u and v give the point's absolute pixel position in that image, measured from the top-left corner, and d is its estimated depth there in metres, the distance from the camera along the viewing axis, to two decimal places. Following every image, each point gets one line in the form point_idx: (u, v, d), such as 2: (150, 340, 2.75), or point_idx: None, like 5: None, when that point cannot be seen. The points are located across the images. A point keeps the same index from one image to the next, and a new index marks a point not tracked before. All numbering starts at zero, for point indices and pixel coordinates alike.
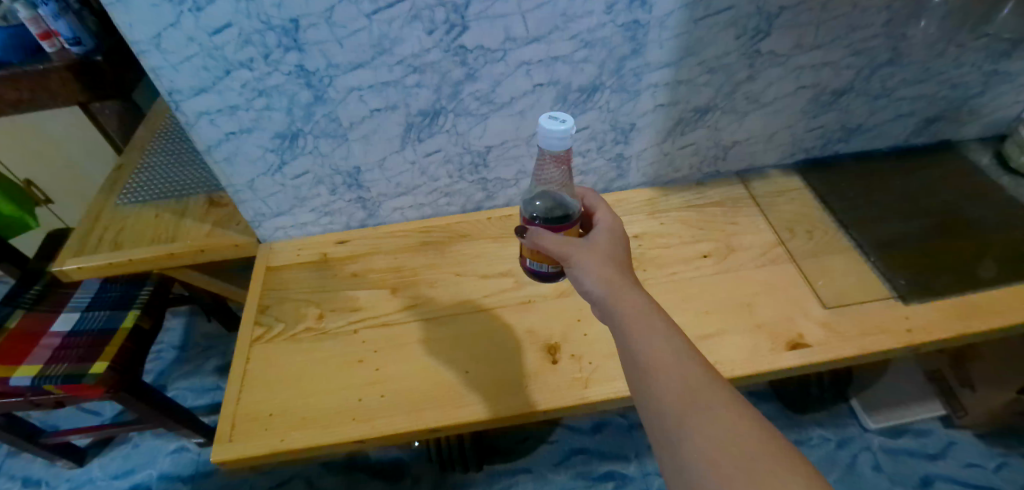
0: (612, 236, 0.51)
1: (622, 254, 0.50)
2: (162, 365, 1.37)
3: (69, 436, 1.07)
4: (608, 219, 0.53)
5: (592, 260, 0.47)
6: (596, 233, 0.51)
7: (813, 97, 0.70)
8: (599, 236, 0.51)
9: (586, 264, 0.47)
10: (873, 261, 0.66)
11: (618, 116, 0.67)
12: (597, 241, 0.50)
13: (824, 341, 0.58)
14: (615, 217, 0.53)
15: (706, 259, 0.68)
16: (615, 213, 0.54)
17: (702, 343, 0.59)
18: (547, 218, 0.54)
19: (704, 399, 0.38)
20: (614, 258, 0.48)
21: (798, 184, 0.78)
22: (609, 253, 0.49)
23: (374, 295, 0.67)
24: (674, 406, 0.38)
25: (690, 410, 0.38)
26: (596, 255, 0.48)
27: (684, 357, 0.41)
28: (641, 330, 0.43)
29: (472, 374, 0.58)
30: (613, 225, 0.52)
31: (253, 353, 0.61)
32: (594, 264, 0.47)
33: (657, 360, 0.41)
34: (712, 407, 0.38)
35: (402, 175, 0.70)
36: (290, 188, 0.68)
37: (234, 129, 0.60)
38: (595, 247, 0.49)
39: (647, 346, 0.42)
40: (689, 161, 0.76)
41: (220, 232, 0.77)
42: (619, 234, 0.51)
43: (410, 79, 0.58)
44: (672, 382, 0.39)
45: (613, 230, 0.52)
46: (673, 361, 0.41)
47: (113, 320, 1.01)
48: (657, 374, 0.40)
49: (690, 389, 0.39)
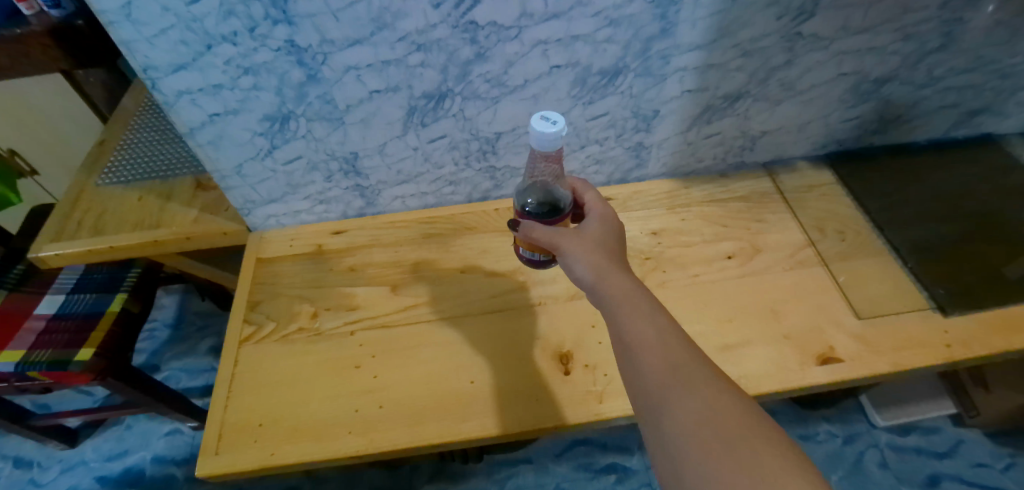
0: (598, 222, 0.49)
1: (614, 241, 0.48)
2: (154, 345, 1.33)
3: (62, 419, 1.05)
4: (598, 208, 0.50)
5: (581, 245, 0.46)
6: (586, 222, 0.49)
7: (852, 85, 0.64)
8: (590, 226, 0.48)
9: (575, 250, 0.45)
10: (910, 266, 0.62)
11: (640, 101, 0.61)
12: (584, 227, 0.48)
13: (856, 355, 0.54)
14: (604, 203, 0.51)
15: (729, 260, 0.63)
16: (604, 199, 0.51)
17: (726, 354, 0.54)
18: (543, 209, 0.50)
19: (690, 379, 0.37)
20: (610, 248, 0.46)
21: (829, 178, 0.72)
22: (601, 241, 0.47)
23: (372, 293, 0.63)
24: (657, 382, 0.38)
25: (672, 386, 0.37)
26: (583, 242, 0.46)
27: (670, 338, 0.40)
28: (630, 313, 0.41)
29: (477, 384, 0.54)
30: (603, 213, 0.50)
31: (240, 356, 0.57)
32: (589, 254, 0.45)
33: (643, 342, 0.40)
34: (693, 383, 0.37)
35: (403, 162, 0.64)
36: (281, 174, 0.63)
37: (219, 111, 0.54)
38: (581, 232, 0.47)
39: (633, 328, 0.41)
40: (714, 151, 0.70)
41: (208, 219, 0.72)
42: (612, 219, 0.49)
43: (414, 58, 0.52)
44: (658, 360, 0.39)
45: (603, 218, 0.49)
46: (658, 343, 0.39)
47: (99, 303, 0.96)
48: (641, 353, 0.39)
49: (672, 365, 0.38)
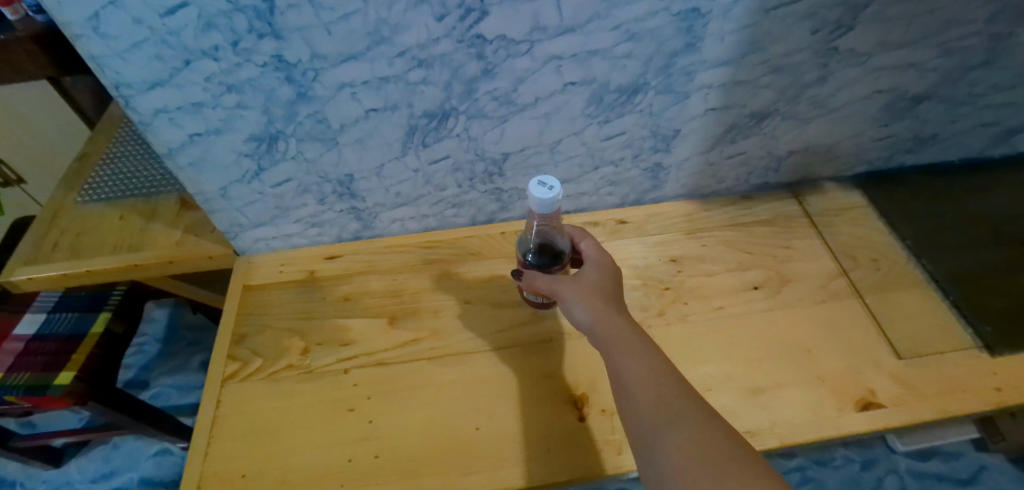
0: (595, 267, 0.51)
1: (612, 288, 0.49)
2: (143, 359, 1.28)
3: (48, 440, 1.01)
4: (594, 254, 0.52)
5: (579, 290, 0.48)
6: (584, 268, 0.51)
7: (888, 102, 0.60)
8: (588, 273, 0.50)
9: (573, 295, 0.48)
10: (952, 299, 0.57)
11: (659, 120, 0.56)
12: (582, 274, 0.50)
13: (898, 401, 0.49)
14: (600, 249, 0.52)
15: (756, 291, 0.59)
16: (600, 245, 0.53)
17: (756, 399, 0.50)
18: (544, 258, 0.54)
19: (679, 412, 0.38)
20: (608, 295, 0.48)
21: (859, 202, 0.68)
22: (599, 288, 0.48)
23: (369, 326, 0.58)
24: (649, 413, 0.38)
25: (663, 418, 0.38)
26: (579, 286, 0.49)
27: (661, 373, 0.41)
28: (622, 350, 0.43)
29: (483, 431, 0.49)
30: (599, 259, 0.52)
31: (223, 396, 0.53)
32: (587, 298, 0.47)
33: (635, 376, 0.41)
34: (682, 416, 0.37)
35: (402, 183, 0.59)
36: (270, 196, 0.58)
37: (200, 130, 0.49)
38: (580, 278, 0.49)
39: (625, 367, 0.42)
40: (736, 172, 0.66)
41: (193, 241, 0.67)
42: (609, 264, 0.51)
43: (415, 74, 0.47)
44: (650, 393, 0.39)
45: (601, 264, 0.51)
46: (650, 377, 0.41)
47: (82, 323, 0.92)
48: (634, 387, 0.40)
49: (662, 398, 0.39)
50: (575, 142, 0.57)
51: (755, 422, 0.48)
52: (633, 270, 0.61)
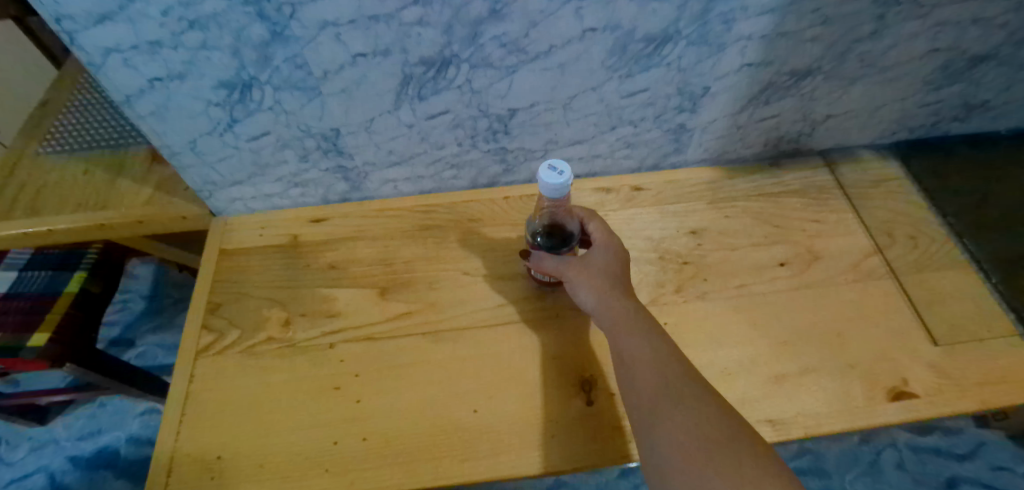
0: (602, 249, 0.47)
1: (618, 270, 0.46)
2: (129, 317, 1.22)
3: (37, 395, 0.95)
4: (602, 236, 0.48)
5: (585, 271, 0.45)
6: (591, 251, 0.47)
7: (943, 63, 0.53)
8: (594, 255, 0.46)
9: (579, 277, 0.45)
10: (995, 284, 0.53)
11: (689, 76, 0.50)
12: (588, 256, 0.46)
13: (933, 391, 0.46)
14: (608, 230, 0.48)
15: (783, 268, 0.54)
16: (608, 227, 0.48)
17: (781, 387, 0.46)
18: (552, 238, 0.49)
19: (680, 393, 0.37)
20: (614, 280, 0.45)
21: (898, 173, 0.63)
22: (605, 272, 0.45)
23: (358, 297, 0.53)
24: (649, 394, 0.38)
25: (663, 400, 0.37)
26: (585, 271, 0.45)
27: (663, 355, 0.40)
28: (625, 331, 0.42)
29: (483, 414, 0.45)
30: (608, 241, 0.47)
31: (197, 370, 0.48)
32: (591, 280, 0.45)
33: (637, 358, 0.40)
34: (683, 397, 0.37)
35: (395, 140, 0.53)
36: (245, 152, 0.52)
37: (161, 75, 0.42)
38: (585, 260, 0.46)
39: (627, 348, 0.41)
40: (766, 136, 0.60)
41: (164, 200, 0.61)
42: (616, 246, 0.47)
43: (411, 13, 0.40)
44: (650, 375, 0.39)
45: (609, 246, 0.47)
46: (652, 358, 0.40)
47: (56, 282, 0.86)
48: (635, 369, 0.39)
49: (662, 380, 0.38)
50: (590, 98, 0.51)
51: (780, 412, 0.44)
52: (649, 242, 0.56)
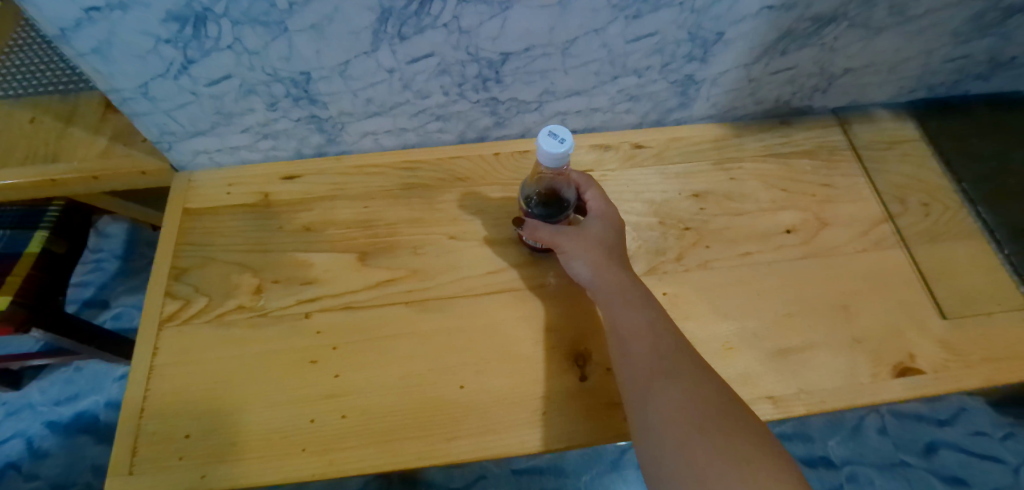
0: (599, 219, 0.44)
1: (615, 241, 0.43)
2: (102, 278, 1.17)
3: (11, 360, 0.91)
4: (599, 206, 0.45)
5: (581, 241, 0.42)
6: (587, 220, 0.44)
7: (977, 13, 0.49)
8: (591, 225, 0.43)
9: (575, 248, 0.41)
10: (1007, 255, 0.50)
11: (703, 19, 0.44)
12: (584, 225, 0.43)
13: (941, 367, 0.44)
14: (605, 200, 0.45)
15: (790, 235, 0.51)
16: (605, 196, 0.45)
17: (784, 361, 0.43)
18: (549, 207, 0.45)
19: (678, 369, 0.34)
20: (612, 251, 0.42)
21: (912, 134, 0.58)
22: (603, 244, 0.42)
23: (336, 262, 0.49)
24: (644, 371, 0.35)
25: (659, 376, 0.34)
26: (582, 242, 0.42)
27: (661, 329, 0.37)
28: (621, 305, 0.39)
29: (470, 390, 0.42)
30: (605, 211, 0.44)
31: (160, 341, 0.44)
32: (588, 251, 0.41)
33: (633, 333, 0.37)
34: (681, 373, 0.34)
35: (375, 88, 0.48)
36: (206, 98, 0.46)
37: (95, 3, 0.36)
38: (582, 230, 0.42)
39: (623, 322, 0.38)
40: (780, 91, 0.55)
41: (121, 152, 0.56)
42: (613, 216, 0.44)
43: None
44: (647, 350, 0.36)
45: (606, 218, 0.44)
46: (648, 332, 0.37)
47: (15, 241, 0.80)
48: (631, 343, 0.37)
49: (658, 356, 0.35)
50: (593, 43, 0.46)
51: (782, 388, 0.42)
52: (649, 205, 0.52)
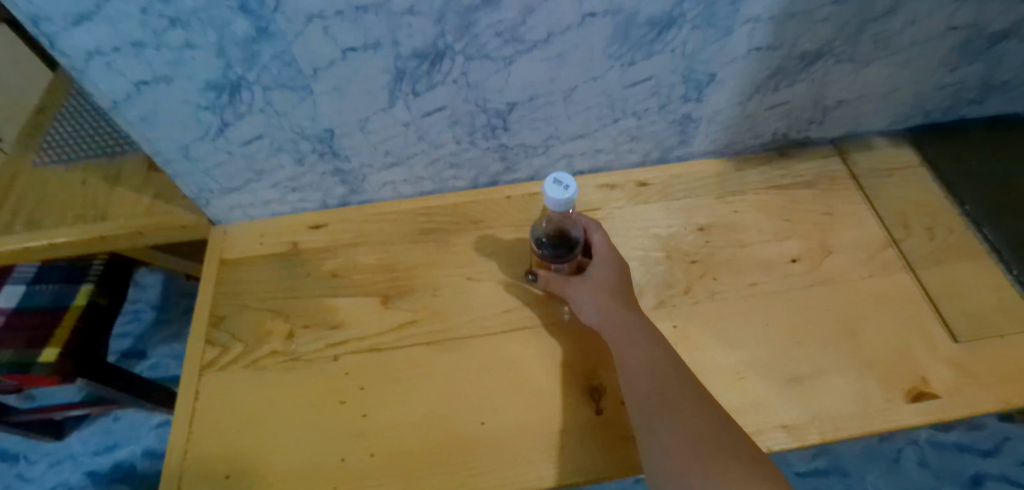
0: (603, 263, 0.45)
1: (620, 281, 0.45)
2: (138, 328, 1.22)
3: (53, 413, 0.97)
4: (602, 249, 0.46)
5: (585, 287, 0.44)
6: (591, 266, 0.46)
7: (962, 41, 0.51)
8: (595, 269, 0.45)
9: (580, 295, 0.44)
10: (1016, 273, 0.51)
11: (694, 62, 0.48)
12: (587, 272, 0.45)
13: (955, 389, 0.44)
14: (609, 242, 0.47)
15: (795, 263, 0.52)
16: (609, 238, 0.47)
17: (795, 389, 0.44)
18: (558, 248, 0.46)
19: (680, 405, 0.36)
20: (618, 293, 0.44)
21: (912, 160, 0.60)
22: (608, 288, 0.44)
23: (360, 306, 0.51)
24: (647, 408, 0.37)
25: (661, 413, 0.36)
26: (586, 288, 0.44)
27: (661, 366, 0.39)
28: (625, 344, 0.41)
29: (490, 426, 0.43)
30: (607, 253, 0.46)
31: (201, 386, 0.47)
32: (595, 296, 0.44)
33: (636, 371, 0.39)
34: (681, 409, 0.36)
35: (392, 140, 0.51)
36: (239, 157, 0.51)
37: (146, 78, 0.41)
38: (585, 276, 0.45)
39: (627, 360, 0.40)
40: (776, 124, 0.57)
41: (163, 209, 0.60)
42: (616, 258, 0.46)
43: (399, 3, 0.38)
44: (650, 388, 0.38)
45: (609, 259, 0.46)
46: (649, 370, 0.39)
47: (63, 296, 0.86)
48: (635, 382, 0.38)
49: (659, 393, 0.37)
50: (592, 89, 0.49)
51: (795, 415, 0.42)
52: (655, 240, 0.54)
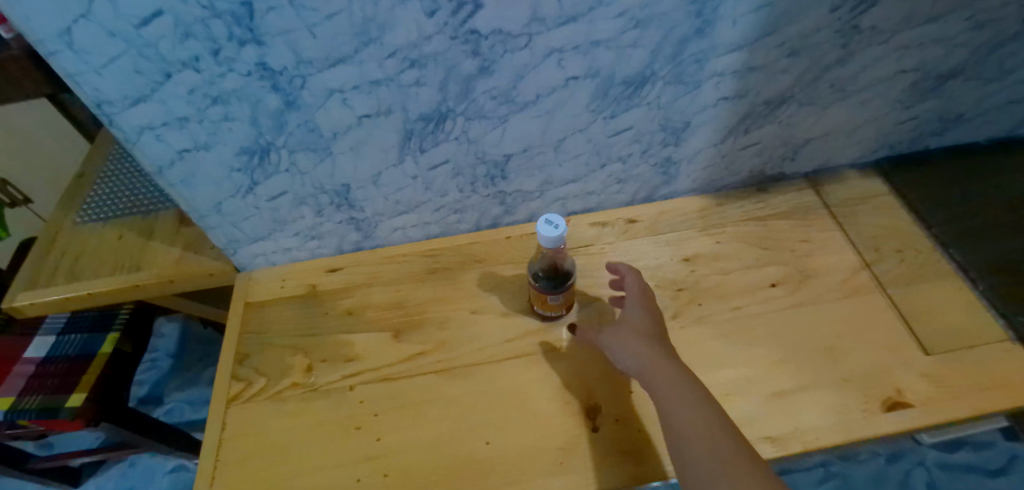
0: (641, 314, 0.48)
1: (658, 331, 0.47)
2: (155, 375, 1.26)
3: (67, 460, 1.00)
4: (638, 299, 0.49)
5: (627, 336, 0.46)
6: (630, 315, 0.48)
7: (912, 82, 0.56)
8: (633, 318, 0.47)
9: (620, 343, 0.45)
10: (982, 291, 0.55)
11: (669, 112, 0.54)
12: (626, 321, 0.47)
13: (928, 399, 0.47)
14: (644, 293, 0.50)
15: (775, 288, 0.56)
16: (644, 289, 0.50)
17: (779, 403, 0.47)
18: (553, 280, 0.52)
19: (740, 466, 0.36)
20: (651, 337, 0.45)
21: (882, 188, 0.65)
22: (647, 336, 0.45)
23: (373, 340, 0.56)
24: (703, 469, 0.36)
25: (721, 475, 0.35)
26: (626, 336, 0.46)
27: (714, 423, 0.39)
28: (673, 397, 0.41)
29: (495, 445, 0.47)
30: (644, 304, 0.49)
31: (228, 418, 0.51)
32: (630, 339, 0.46)
33: (688, 427, 0.39)
34: (742, 472, 0.35)
35: (402, 190, 0.57)
36: (265, 210, 0.56)
37: (188, 146, 0.47)
38: (625, 325, 0.47)
39: (677, 416, 0.40)
40: (751, 163, 0.63)
41: (192, 258, 0.66)
42: (649, 306, 0.49)
43: (408, 75, 0.44)
44: (704, 447, 0.37)
45: (647, 310, 0.48)
46: (702, 427, 0.38)
47: (90, 344, 0.91)
48: (689, 440, 0.38)
49: (716, 454, 0.37)
50: (580, 139, 0.55)
51: (779, 428, 0.46)
52: (645, 271, 0.58)
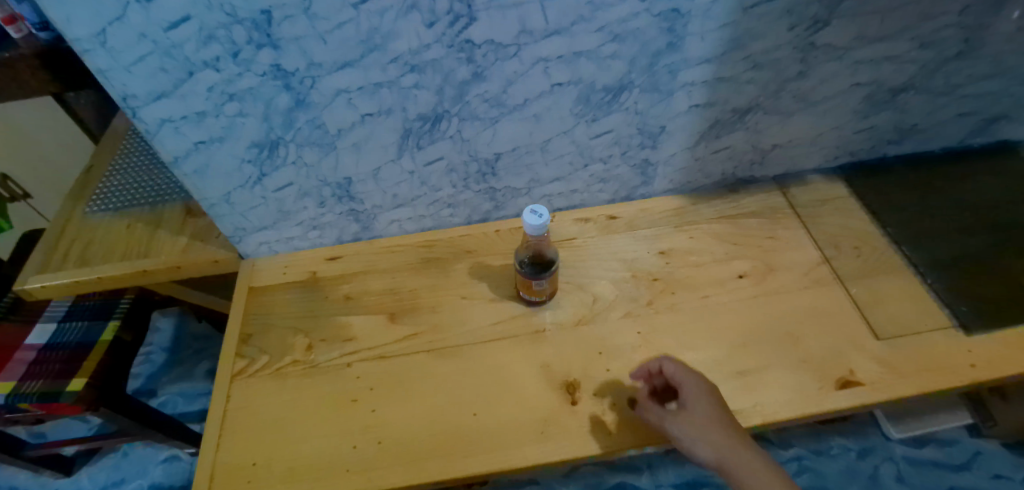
0: (700, 402, 0.47)
1: (720, 416, 0.46)
2: (150, 369, 1.28)
3: (60, 448, 1.02)
4: (689, 383, 0.48)
5: (701, 432, 0.45)
6: (691, 405, 0.47)
7: (867, 95, 0.62)
8: (696, 409, 0.46)
9: (697, 439, 0.45)
10: (931, 283, 0.60)
11: (646, 118, 0.59)
12: (691, 410, 0.46)
13: (877, 379, 0.52)
14: (691, 374, 0.49)
15: (742, 279, 0.61)
16: (689, 370, 0.49)
17: (741, 381, 0.52)
18: (536, 267, 0.56)
19: None
20: (725, 426, 0.45)
21: (842, 191, 0.70)
22: (718, 426, 0.45)
23: (370, 323, 0.60)
24: None
25: None
26: (699, 431, 0.45)
27: None
28: None
29: (481, 416, 0.51)
30: (698, 389, 0.48)
31: (233, 391, 0.55)
32: (707, 435, 0.45)
33: None
34: None
35: (399, 185, 0.62)
36: (271, 201, 0.60)
37: (203, 139, 0.51)
38: (690, 415, 0.46)
39: None
40: (723, 166, 0.68)
41: (198, 247, 0.69)
42: (707, 390, 0.48)
43: (407, 79, 0.49)
44: None
45: (705, 397, 0.47)
46: None
47: (91, 333, 0.93)
48: None
49: None
50: (564, 141, 0.60)
51: (741, 403, 0.51)
52: (624, 263, 0.63)
